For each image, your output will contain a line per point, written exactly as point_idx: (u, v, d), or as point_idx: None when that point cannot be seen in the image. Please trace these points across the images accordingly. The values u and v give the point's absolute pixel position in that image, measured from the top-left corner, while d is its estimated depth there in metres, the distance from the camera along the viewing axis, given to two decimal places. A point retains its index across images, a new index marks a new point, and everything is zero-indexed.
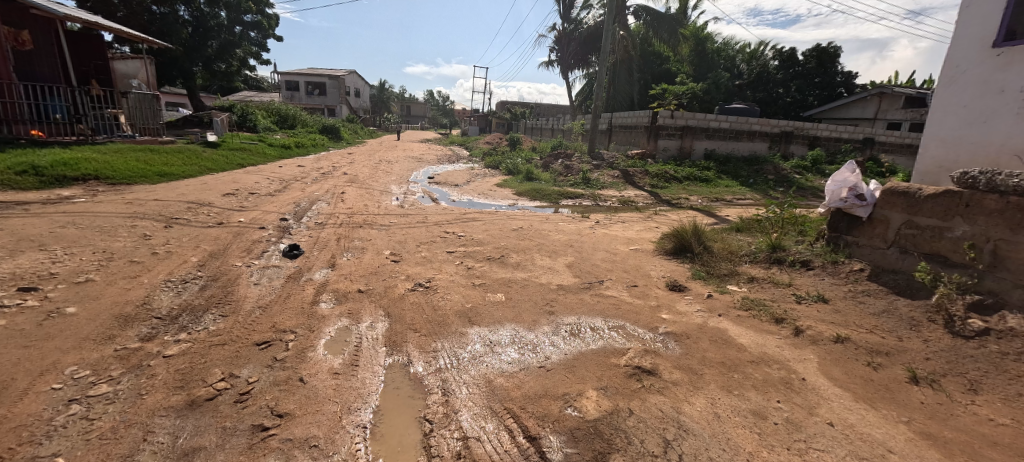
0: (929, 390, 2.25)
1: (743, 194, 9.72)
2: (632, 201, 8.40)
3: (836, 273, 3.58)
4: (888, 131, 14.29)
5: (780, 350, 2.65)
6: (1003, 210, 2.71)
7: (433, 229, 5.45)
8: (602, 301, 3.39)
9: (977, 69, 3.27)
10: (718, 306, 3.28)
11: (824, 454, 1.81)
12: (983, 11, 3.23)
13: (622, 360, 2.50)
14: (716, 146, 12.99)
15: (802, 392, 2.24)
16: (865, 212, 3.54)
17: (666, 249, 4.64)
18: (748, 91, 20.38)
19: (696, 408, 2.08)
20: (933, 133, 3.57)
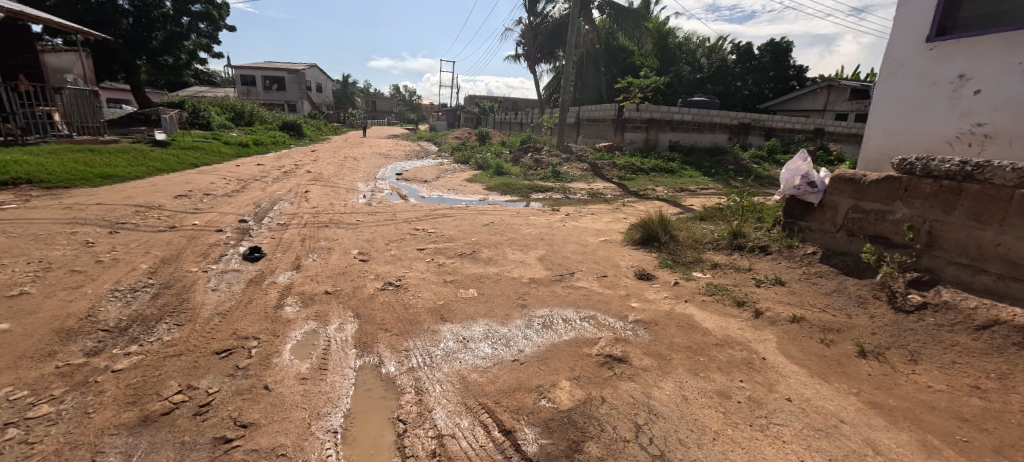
0: (875, 362, 2.42)
1: (706, 184, 10.05)
2: (601, 194, 8.53)
3: (792, 257, 3.77)
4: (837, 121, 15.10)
5: (742, 332, 2.77)
6: (936, 193, 2.93)
7: (403, 227, 5.36)
8: (574, 292, 3.44)
9: (913, 62, 3.50)
10: (684, 293, 3.39)
11: (784, 428, 1.92)
12: (916, 8, 3.46)
13: (594, 350, 2.54)
14: (680, 138, 13.38)
15: (763, 371, 2.35)
16: (817, 198, 3.74)
17: (634, 239, 4.75)
18: (709, 84, 21.04)
19: (665, 392, 2.15)
20: (876, 123, 3.79)
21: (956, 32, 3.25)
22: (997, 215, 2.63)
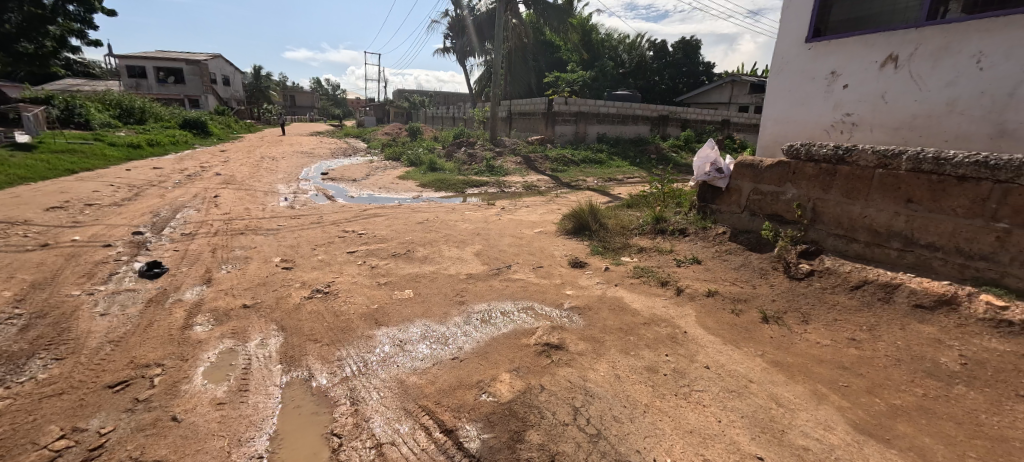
0: (776, 326, 2.73)
1: (632, 173, 10.61)
2: (535, 186, 8.68)
3: (706, 238, 4.12)
4: (741, 113, 16.65)
5: (666, 309, 2.99)
6: (817, 174, 3.34)
7: (330, 229, 5.06)
8: (511, 285, 3.48)
9: (796, 60, 3.95)
10: (615, 277, 3.57)
11: (703, 393, 2.10)
12: (797, 12, 3.91)
13: (533, 339, 2.60)
14: (606, 130, 14.00)
15: (684, 344, 2.55)
16: (724, 182, 4.11)
17: (567, 228, 4.91)
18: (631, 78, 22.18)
19: (600, 373, 2.26)
20: (769, 114, 4.23)
21: (828, 34, 3.71)
22: (863, 191, 3.06)
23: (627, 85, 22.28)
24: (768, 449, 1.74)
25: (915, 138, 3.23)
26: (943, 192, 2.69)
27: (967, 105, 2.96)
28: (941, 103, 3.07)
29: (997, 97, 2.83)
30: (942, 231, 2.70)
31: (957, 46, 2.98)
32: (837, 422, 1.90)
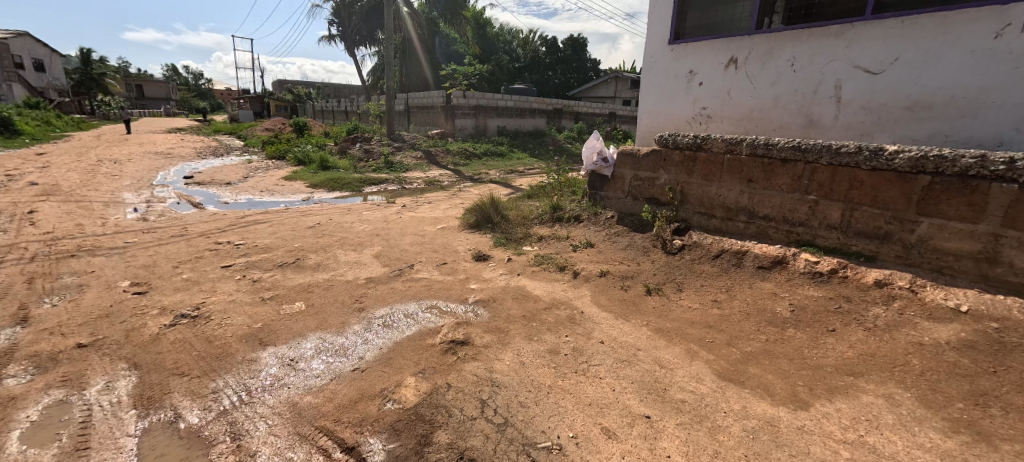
0: (657, 297, 3.05)
1: (532, 165, 10.95)
2: (437, 181, 8.50)
3: (597, 222, 4.44)
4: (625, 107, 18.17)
5: (565, 293, 3.16)
6: (682, 160, 3.79)
7: (198, 242, 4.40)
8: (414, 285, 3.37)
9: (662, 59, 4.41)
10: (517, 267, 3.67)
11: (599, 367, 2.28)
12: (660, 17, 4.37)
13: (438, 338, 2.56)
14: (506, 123, 14.23)
15: (582, 323, 2.73)
16: (609, 171, 4.44)
17: (469, 222, 4.90)
18: (525, 73, 22.83)
19: (506, 363, 2.31)
20: (643, 108, 4.68)
21: (686, 37, 4.22)
22: (716, 174, 3.55)
23: (522, 79, 22.90)
24: (653, 407, 1.95)
25: (754, 128, 3.83)
26: (772, 172, 3.20)
27: (787, 100, 3.59)
28: (770, 99, 3.69)
29: (807, 94, 3.48)
30: (774, 204, 3.23)
31: (778, 51, 3.59)
32: (706, 374, 2.19)
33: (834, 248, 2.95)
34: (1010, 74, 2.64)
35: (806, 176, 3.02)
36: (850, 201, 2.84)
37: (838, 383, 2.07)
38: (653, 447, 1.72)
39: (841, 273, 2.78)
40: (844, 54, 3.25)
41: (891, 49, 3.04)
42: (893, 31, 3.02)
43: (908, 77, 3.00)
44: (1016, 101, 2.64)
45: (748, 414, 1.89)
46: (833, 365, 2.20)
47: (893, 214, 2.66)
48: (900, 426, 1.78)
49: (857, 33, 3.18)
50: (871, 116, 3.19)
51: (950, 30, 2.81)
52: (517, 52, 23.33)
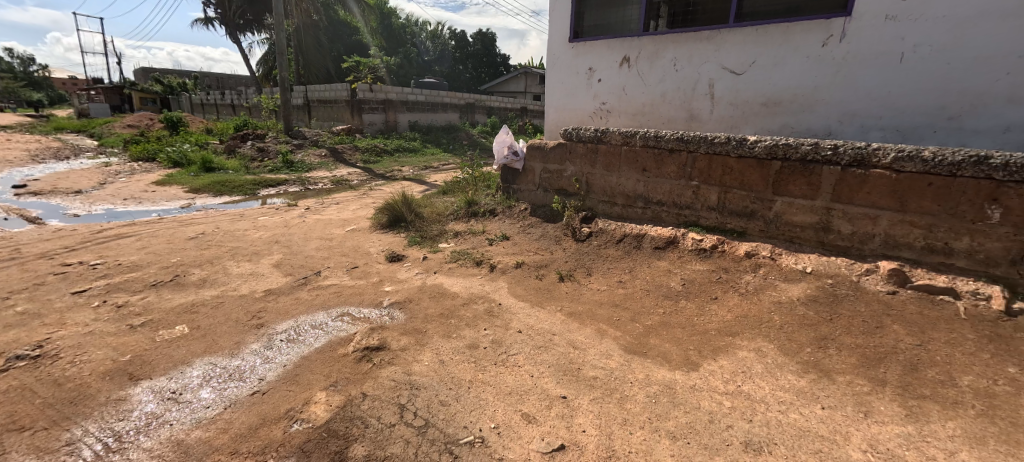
0: (570, 283, 3.21)
1: (446, 160, 10.78)
2: (345, 180, 7.98)
3: (512, 215, 4.53)
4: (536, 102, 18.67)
5: (482, 287, 3.19)
6: (585, 153, 4.01)
7: (40, 265, 3.64)
8: (323, 293, 3.15)
9: (564, 56, 4.61)
10: (433, 265, 3.61)
11: (518, 356, 2.34)
12: (559, 15, 4.55)
13: (350, 347, 2.42)
14: (417, 118, 13.63)
15: (500, 315, 2.78)
16: (520, 164, 4.54)
17: (381, 223, 4.69)
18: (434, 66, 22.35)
19: (424, 364, 2.27)
20: (549, 103, 4.86)
21: (584, 36, 4.44)
22: (616, 164, 3.82)
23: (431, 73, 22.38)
24: (569, 387, 2.06)
25: (645, 122, 4.18)
26: (662, 161, 3.52)
27: (672, 97, 3.97)
28: (657, 95, 4.06)
29: (687, 91, 3.88)
30: (665, 190, 3.56)
31: (663, 52, 3.95)
32: (614, 350, 2.36)
33: (714, 226, 3.35)
34: (835, 76, 3.20)
35: (689, 164, 3.37)
36: (723, 185, 3.23)
37: (722, 344, 2.37)
38: (570, 424, 1.81)
39: (720, 248, 3.17)
40: (715, 56, 3.68)
41: (750, 53, 3.52)
42: (751, 37, 3.49)
43: (763, 77, 3.49)
44: (839, 99, 3.21)
45: (651, 381, 2.08)
46: (717, 328, 2.52)
47: (756, 194, 3.09)
48: (767, 373, 2.10)
49: (723, 38, 3.62)
50: (738, 111, 3.66)
51: (791, 38, 3.32)
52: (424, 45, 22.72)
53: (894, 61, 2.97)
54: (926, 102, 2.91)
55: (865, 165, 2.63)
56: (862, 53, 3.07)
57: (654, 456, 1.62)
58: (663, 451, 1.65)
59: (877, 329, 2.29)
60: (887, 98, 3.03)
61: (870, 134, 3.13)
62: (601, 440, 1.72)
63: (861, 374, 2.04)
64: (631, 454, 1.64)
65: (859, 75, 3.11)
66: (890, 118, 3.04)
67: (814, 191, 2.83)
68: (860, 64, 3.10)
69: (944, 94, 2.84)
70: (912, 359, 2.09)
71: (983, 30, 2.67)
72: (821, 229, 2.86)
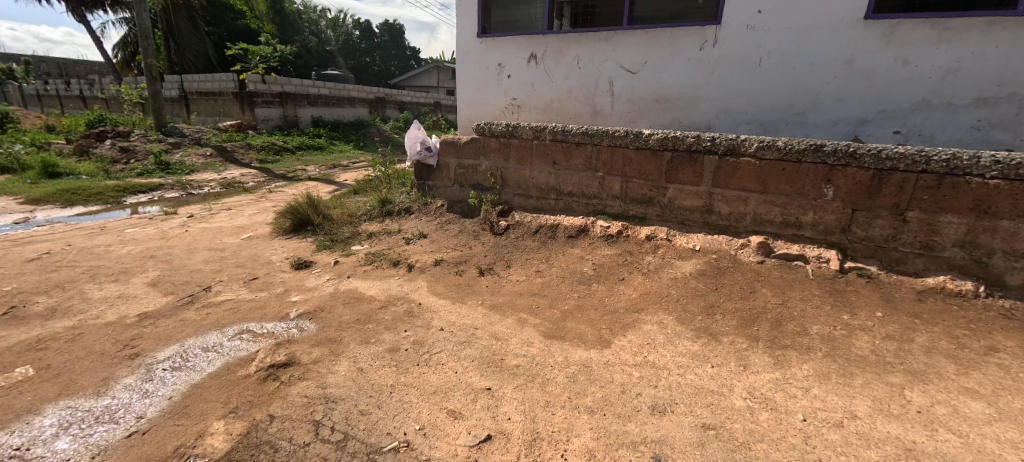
0: (490, 276, 3.27)
1: (357, 157, 10.24)
2: (238, 182, 7.19)
3: (429, 212, 4.47)
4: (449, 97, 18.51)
5: (400, 288, 3.10)
6: (498, 147, 4.08)
7: None
8: (216, 310, 2.83)
9: (473, 51, 4.62)
10: (346, 269, 3.43)
11: (440, 354, 2.33)
12: (466, 10, 4.54)
13: (252, 367, 2.21)
14: (321, 113, 12.69)
15: (421, 315, 2.74)
16: (434, 160, 4.47)
17: (283, 228, 4.33)
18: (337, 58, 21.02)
19: (341, 375, 2.16)
20: (460, 98, 4.84)
21: (491, 31, 4.50)
22: (528, 159, 3.94)
23: (334, 65, 21.01)
24: (493, 378, 2.10)
25: (554, 117, 4.37)
26: (570, 155, 3.72)
27: (577, 93, 4.20)
28: (564, 91, 4.26)
29: (590, 88, 4.13)
30: (574, 182, 3.76)
31: (566, 50, 4.15)
32: (535, 337, 2.47)
33: (619, 214, 3.62)
34: (711, 77, 3.63)
35: (594, 157, 3.60)
36: (625, 176, 3.51)
37: (630, 320, 2.59)
38: (495, 414, 1.85)
39: (625, 233, 3.44)
40: (612, 56, 3.97)
41: (642, 54, 3.84)
42: (642, 40, 3.81)
43: (654, 76, 3.84)
44: (715, 97, 3.65)
45: (569, 362, 2.21)
46: (624, 306, 2.75)
47: (653, 183, 3.40)
48: (668, 342, 2.35)
49: (620, 40, 3.90)
50: (634, 107, 3.99)
51: (675, 42, 3.69)
52: (324, 34, 21.24)
53: (755, 65, 3.46)
54: (780, 100, 3.43)
55: (736, 154, 3.03)
56: (731, 58, 3.52)
57: (575, 431, 1.73)
58: (582, 425, 1.77)
59: (752, 294, 2.67)
60: (752, 96, 3.52)
61: (740, 128, 3.62)
62: (526, 425, 1.78)
63: (741, 335, 2.37)
64: (554, 433, 1.73)
65: (730, 76, 3.56)
66: (754, 114, 3.54)
67: (698, 178, 3.20)
68: (730, 67, 3.55)
69: (792, 94, 3.38)
70: (777, 316, 2.48)
71: (817, 41, 3.22)
72: (706, 211, 3.24)
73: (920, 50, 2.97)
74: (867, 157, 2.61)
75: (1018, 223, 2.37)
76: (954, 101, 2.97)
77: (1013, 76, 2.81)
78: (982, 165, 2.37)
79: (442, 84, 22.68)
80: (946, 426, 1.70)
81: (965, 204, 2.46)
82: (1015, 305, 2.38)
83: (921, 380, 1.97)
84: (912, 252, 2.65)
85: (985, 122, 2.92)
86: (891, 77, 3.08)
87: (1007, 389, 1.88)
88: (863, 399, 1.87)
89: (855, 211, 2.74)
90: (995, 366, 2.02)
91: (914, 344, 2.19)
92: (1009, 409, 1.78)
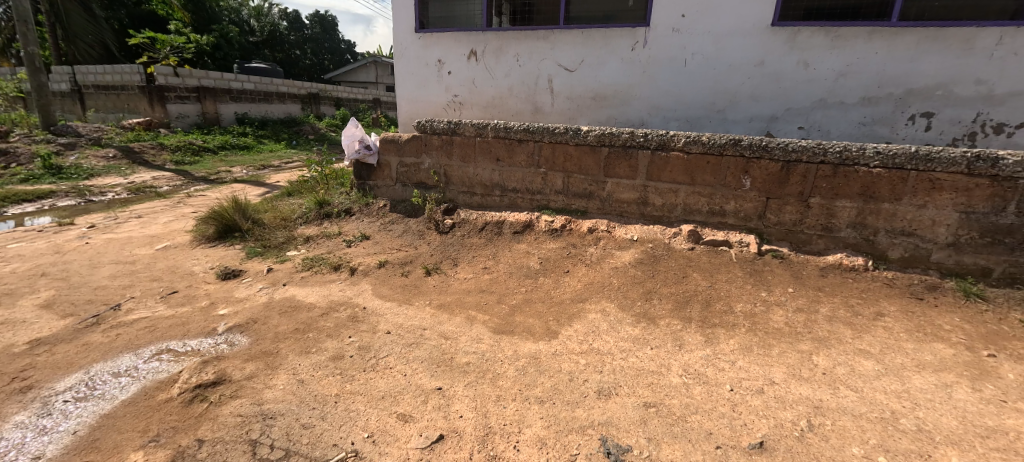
0: (437, 276, 3.24)
1: (291, 157, 9.68)
2: (151, 186, 6.51)
3: (371, 213, 4.34)
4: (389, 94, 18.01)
5: (342, 293, 2.98)
6: (441, 145, 4.04)
7: None
8: (128, 331, 2.53)
9: (411, 47, 4.53)
10: (281, 277, 3.23)
11: (387, 357, 2.27)
12: (402, 4, 4.43)
13: (175, 389, 1.99)
14: (247, 109, 11.81)
15: (366, 319, 2.65)
16: (374, 158, 4.34)
17: (207, 235, 3.99)
18: (264, 51, 19.67)
19: (279, 389, 2.01)
20: (401, 94, 4.74)
21: (429, 27, 4.44)
22: (471, 156, 3.94)
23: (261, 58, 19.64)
24: (443, 378, 2.08)
25: (496, 114, 4.41)
26: (513, 151, 3.76)
27: (517, 90, 4.26)
28: (505, 88, 4.30)
29: (530, 86, 4.21)
30: (518, 178, 3.82)
31: (506, 48, 4.20)
32: (483, 333, 2.48)
33: (561, 208, 3.73)
34: (642, 76, 3.83)
35: (536, 153, 3.67)
36: (566, 171, 3.62)
37: (576, 311, 2.69)
38: (447, 413, 1.84)
39: (568, 226, 3.56)
40: (550, 54, 4.07)
41: (579, 53, 3.97)
42: (578, 39, 3.94)
43: (590, 75, 3.99)
44: (647, 95, 3.87)
45: (518, 356, 2.26)
46: (569, 297, 2.85)
47: (592, 177, 3.54)
48: (611, 329, 2.47)
49: (557, 39, 4.01)
50: (572, 105, 4.13)
51: (609, 42, 3.86)
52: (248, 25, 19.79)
53: (682, 65, 3.69)
54: (703, 99, 3.70)
55: (666, 149, 3.23)
56: (660, 58, 3.74)
57: (526, 422, 1.78)
58: (533, 416, 1.82)
59: (685, 279, 2.87)
60: (679, 95, 3.77)
61: (670, 124, 3.86)
62: (478, 421, 1.80)
63: (676, 317, 2.55)
64: (505, 426, 1.76)
65: (659, 75, 3.78)
66: (681, 111, 3.80)
67: (633, 172, 3.37)
68: (659, 67, 3.77)
69: (713, 93, 3.66)
70: (707, 298, 2.69)
71: (734, 44, 3.50)
72: (641, 203, 3.43)
73: (818, 55, 3.33)
74: (777, 150, 2.89)
75: (896, 205, 2.74)
76: (846, 100, 3.36)
77: (890, 79, 3.24)
78: (868, 156, 2.70)
79: (381, 79, 22.00)
80: (846, 384, 1.95)
81: (856, 190, 2.80)
82: (896, 276, 2.76)
83: (825, 346, 2.23)
84: (816, 234, 2.97)
85: (870, 119, 3.34)
86: (797, 78, 3.42)
87: (891, 348, 2.19)
88: (780, 367, 2.08)
89: (769, 199, 3.03)
90: (882, 328, 2.34)
91: (819, 314, 2.48)
92: (893, 364, 2.07)
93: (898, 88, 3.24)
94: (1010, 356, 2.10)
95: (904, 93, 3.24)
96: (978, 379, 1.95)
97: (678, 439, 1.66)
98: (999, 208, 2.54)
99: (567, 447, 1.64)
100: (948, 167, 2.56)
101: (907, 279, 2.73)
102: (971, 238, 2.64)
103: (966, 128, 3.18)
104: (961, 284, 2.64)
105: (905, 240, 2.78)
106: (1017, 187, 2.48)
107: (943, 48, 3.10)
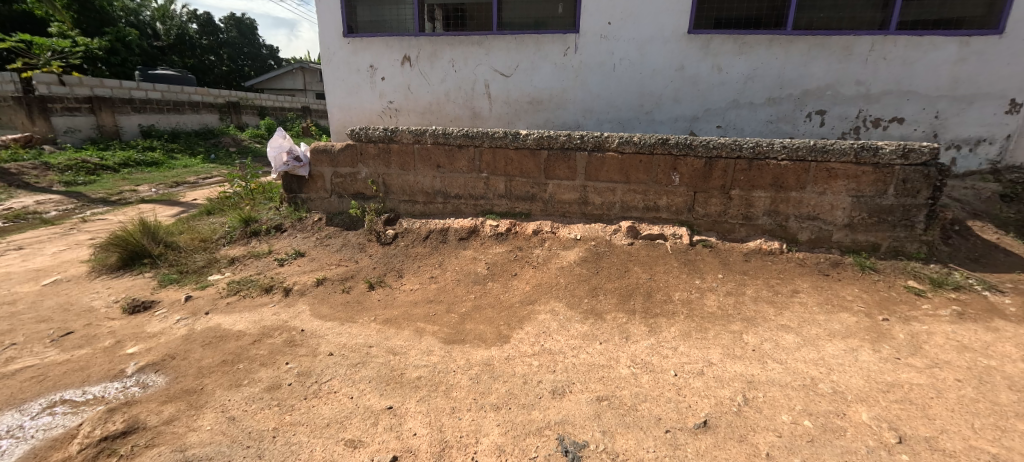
0: (380, 289, 3.13)
1: (208, 172, 8.86)
2: (34, 212, 5.65)
3: (305, 228, 4.10)
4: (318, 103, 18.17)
5: (277, 317, 2.77)
6: (377, 153, 3.90)
7: None
8: (10, 384, 2.17)
9: (341, 52, 4.35)
10: (203, 305, 2.93)
11: (331, 382, 2.12)
12: (328, 8, 4.23)
13: (74, 446, 1.74)
14: (153, 120, 10.64)
15: (305, 342, 2.47)
16: (305, 170, 4.09)
17: (110, 264, 3.53)
18: (170, 56, 17.98)
19: (205, 430, 1.82)
20: (332, 102, 4.53)
21: (359, 31, 4.28)
22: (410, 163, 3.85)
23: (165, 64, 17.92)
24: (394, 396, 2.00)
25: (434, 120, 4.36)
26: (453, 157, 3.73)
27: (454, 96, 4.24)
28: (441, 94, 4.27)
29: (467, 91, 4.21)
30: (460, 184, 3.79)
31: (440, 53, 4.16)
32: (433, 345, 2.42)
33: (506, 212, 3.76)
34: (575, 80, 3.98)
35: (476, 158, 3.67)
36: (508, 175, 3.65)
37: (525, 313, 2.72)
38: (399, 433, 1.78)
39: (513, 230, 3.59)
40: (485, 60, 4.09)
41: (512, 58, 4.03)
42: (512, 45, 4.01)
43: (525, 80, 4.07)
44: (580, 99, 4.02)
45: (471, 364, 2.23)
46: (518, 300, 2.87)
47: (534, 180, 3.60)
48: (562, 327, 2.53)
49: (491, 44, 4.04)
50: (510, 109, 4.18)
51: (541, 47, 3.96)
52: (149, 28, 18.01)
53: (610, 70, 3.88)
54: (632, 101, 3.91)
55: (602, 149, 3.36)
56: (590, 63, 3.90)
57: (483, 431, 1.77)
58: (489, 424, 1.81)
59: (626, 273, 3.01)
60: (610, 98, 3.95)
61: (602, 126, 4.05)
62: (432, 436, 1.75)
63: (621, 310, 2.67)
64: (462, 438, 1.74)
65: (591, 79, 3.94)
66: (613, 113, 3.99)
67: (573, 173, 3.48)
68: (591, 71, 3.92)
69: (641, 95, 3.87)
70: (647, 289, 2.84)
71: (656, 50, 3.74)
72: (582, 203, 3.54)
73: (728, 60, 3.66)
74: (700, 148, 3.11)
75: (802, 192, 3.07)
76: (754, 101, 3.72)
77: (789, 81, 3.62)
78: (776, 150, 3.00)
79: (307, 86, 21.00)
80: (772, 358, 2.14)
81: (768, 181, 3.10)
82: (806, 256, 3.08)
83: (753, 324, 2.44)
84: (737, 223, 3.24)
85: (775, 118, 3.73)
86: (712, 82, 3.73)
87: (807, 321, 2.44)
88: (716, 348, 2.25)
89: (696, 193, 3.26)
90: (798, 304, 2.60)
91: (746, 296, 2.71)
92: (809, 335, 2.31)
93: (797, 90, 3.64)
94: (899, 318, 2.42)
95: (800, 93, 3.64)
96: (877, 341, 2.23)
97: (630, 428, 1.73)
98: (882, 191, 2.93)
99: (525, 451, 1.66)
100: (841, 157, 2.91)
101: (816, 258, 3.05)
102: (862, 219, 3.01)
103: (851, 123, 3.64)
104: (857, 259, 3.00)
105: (811, 224, 3.11)
106: (894, 173, 2.88)
107: (828, 54, 3.53)
